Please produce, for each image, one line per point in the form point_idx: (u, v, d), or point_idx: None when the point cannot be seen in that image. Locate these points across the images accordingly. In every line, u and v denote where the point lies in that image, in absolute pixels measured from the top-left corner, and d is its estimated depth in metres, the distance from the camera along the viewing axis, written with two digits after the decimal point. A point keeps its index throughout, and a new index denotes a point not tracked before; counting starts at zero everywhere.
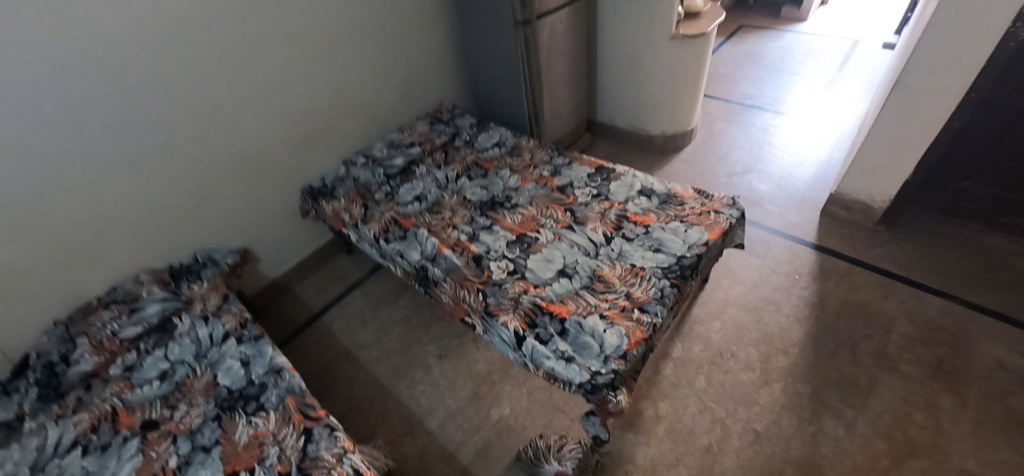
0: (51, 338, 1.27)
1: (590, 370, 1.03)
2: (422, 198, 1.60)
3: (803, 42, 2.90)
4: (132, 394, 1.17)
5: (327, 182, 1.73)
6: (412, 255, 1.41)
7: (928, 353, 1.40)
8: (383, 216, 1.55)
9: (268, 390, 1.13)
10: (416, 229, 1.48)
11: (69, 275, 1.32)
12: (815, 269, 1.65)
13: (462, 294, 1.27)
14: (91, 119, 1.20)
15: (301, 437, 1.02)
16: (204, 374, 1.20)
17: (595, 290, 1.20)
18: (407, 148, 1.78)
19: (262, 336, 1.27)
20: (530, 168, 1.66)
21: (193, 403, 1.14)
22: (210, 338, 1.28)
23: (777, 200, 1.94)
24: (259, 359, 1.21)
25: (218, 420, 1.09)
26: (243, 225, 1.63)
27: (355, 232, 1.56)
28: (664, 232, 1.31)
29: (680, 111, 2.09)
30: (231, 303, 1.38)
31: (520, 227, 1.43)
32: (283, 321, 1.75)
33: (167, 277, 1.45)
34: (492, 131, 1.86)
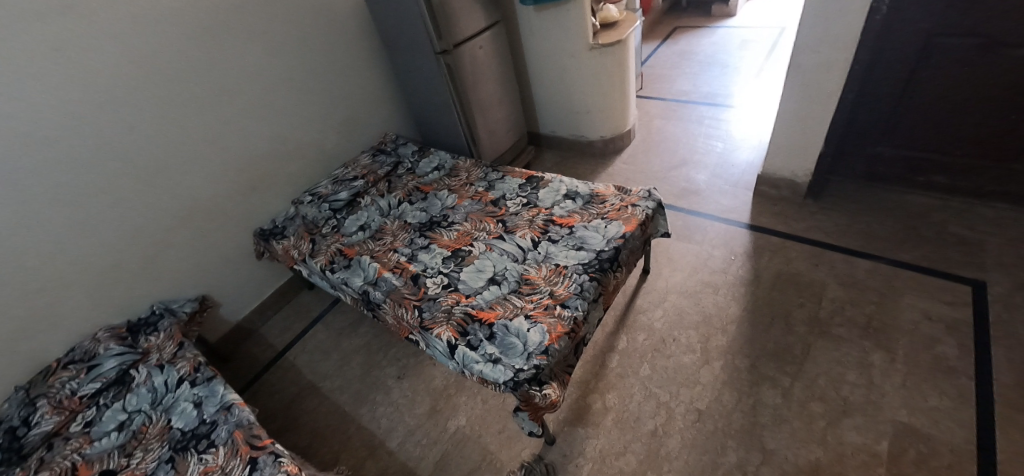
0: (13, 404, 1.33)
1: (514, 368, 1.09)
2: (366, 227, 1.68)
3: (733, 35, 3.04)
4: (91, 448, 1.22)
5: (278, 223, 1.81)
6: (355, 282, 1.48)
7: (858, 314, 1.45)
8: (329, 248, 1.63)
9: (219, 427, 1.19)
10: (359, 256, 1.56)
11: (25, 341, 1.38)
12: (749, 248, 1.72)
13: (401, 312, 1.34)
14: (33, 191, 1.28)
15: (247, 466, 1.07)
16: (159, 420, 1.26)
17: (522, 293, 1.26)
18: (352, 182, 1.87)
19: (214, 376, 1.33)
20: (467, 186, 1.75)
21: (149, 448, 1.19)
22: (166, 384, 1.34)
23: (713, 187, 2.02)
24: (211, 399, 1.27)
25: (171, 461, 1.14)
26: (199, 273, 1.70)
27: (306, 267, 1.64)
28: (586, 231, 1.39)
29: (613, 114, 2.19)
30: (186, 349, 1.44)
31: (455, 242, 1.50)
32: (250, 362, 1.80)
33: (125, 332, 1.52)
34: (432, 156, 1.96)
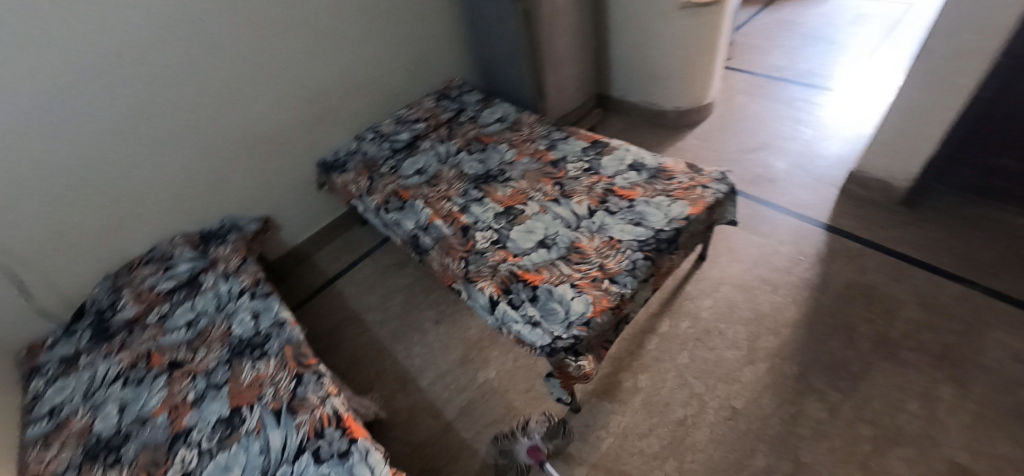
0: (104, 290, 1.50)
1: (553, 334, 1.08)
2: (422, 171, 1.69)
3: (848, 7, 2.67)
4: (165, 339, 1.36)
5: (340, 157, 1.86)
6: (407, 225, 1.50)
7: (933, 341, 1.31)
8: (385, 188, 1.65)
9: (272, 340, 1.28)
10: (413, 200, 1.57)
11: (113, 235, 1.52)
12: (821, 250, 1.59)
13: (448, 261, 1.35)
14: (125, 99, 1.37)
15: (293, 380, 1.16)
16: (221, 324, 1.37)
17: (570, 261, 1.23)
18: (414, 124, 1.86)
19: (271, 293, 1.43)
20: (528, 142, 1.70)
21: (211, 348, 1.31)
22: (229, 293, 1.45)
23: (792, 178, 1.85)
24: (267, 313, 1.36)
25: (229, 362, 1.26)
26: (264, 195, 1.79)
27: (362, 203, 1.68)
28: (647, 206, 1.32)
29: (693, 85, 2.02)
30: (249, 264, 1.55)
31: (509, 199, 1.48)
32: (302, 284, 1.92)
33: (197, 239, 1.64)
34: (496, 107, 1.91)
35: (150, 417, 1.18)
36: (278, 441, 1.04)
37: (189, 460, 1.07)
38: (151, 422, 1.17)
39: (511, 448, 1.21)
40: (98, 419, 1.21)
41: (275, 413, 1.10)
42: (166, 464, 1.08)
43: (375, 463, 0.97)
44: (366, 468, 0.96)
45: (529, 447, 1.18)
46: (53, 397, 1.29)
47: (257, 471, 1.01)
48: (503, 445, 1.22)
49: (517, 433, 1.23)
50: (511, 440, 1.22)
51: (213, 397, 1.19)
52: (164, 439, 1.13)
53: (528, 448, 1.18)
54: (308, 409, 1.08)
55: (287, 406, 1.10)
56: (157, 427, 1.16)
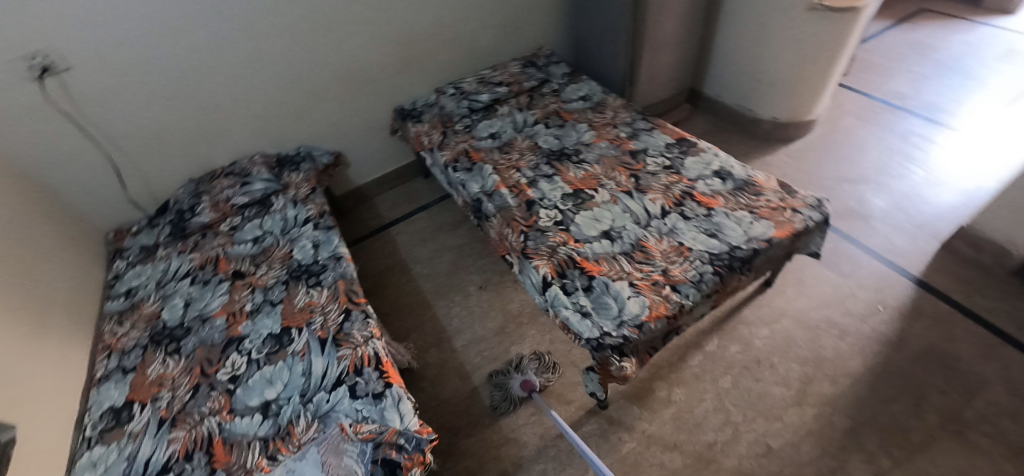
0: (186, 192, 1.59)
1: (602, 329, 1.05)
2: (496, 137, 1.66)
3: (1001, 40, 2.33)
4: (232, 249, 1.45)
5: (418, 106, 1.86)
6: (473, 187, 1.49)
7: (1017, 432, 1.16)
8: (457, 146, 1.64)
9: (328, 271, 1.33)
10: (482, 163, 1.55)
11: (202, 144, 1.61)
12: (904, 305, 1.44)
13: (507, 232, 1.33)
14: (231, 15, 1.41)
15: (341, 314, 1.20)
16: (284, 246, 1.44)
17: (633, 258, 1.18)
18: (495, 87, 1.82)
19: (333, 227, 1.47)
20: (609, 127, 1.62)
21: (272, 266, 1.38)
22: (295, 218, 1.51)
23: (888, 219, 1.68)
24: (326, 245, 1.41)
25: (286, 284, 1.32)
26: (340, 131, 1.83)
27: (431, 157, 1.69)
28: (727, 219, 1.23)
29: (799, 97, 1.84)
30: (317, 195, 1.60)
31: (580, 182, 1.43)
32: (360, 223, 1.98)
33: (274, 162, 1.70)
34: (582, 84, 1.83)
35: (210, 317, 1.27)
36: (320, 368, 1.09)
37: (238, 365, 1.15)
38: (210, 322, 1.26)
39: (507, 381, 1.35)
40: (166, 308, 1.32)
41: (321, 342, 1.15)
42: (218, 363, 1.16)
43: (405, 411, 0.99)
44: (396, 414, 0.99)
45: (523, 380, 1.32)
46: (130, 280, 1.43)
47: (298, 391, 1.07)
48: (500, 378, 1.37)
49: (513, 370, 1.38)
50: (505, 376, 1.37)
51: (268, 312, 1.25)
52: (220, 340, 1.21)
53: (522, 380, 1.33)
54: (351, 345, 1.12)
55: (332, 338, 1.15)
56: (215, 327, 1.24)
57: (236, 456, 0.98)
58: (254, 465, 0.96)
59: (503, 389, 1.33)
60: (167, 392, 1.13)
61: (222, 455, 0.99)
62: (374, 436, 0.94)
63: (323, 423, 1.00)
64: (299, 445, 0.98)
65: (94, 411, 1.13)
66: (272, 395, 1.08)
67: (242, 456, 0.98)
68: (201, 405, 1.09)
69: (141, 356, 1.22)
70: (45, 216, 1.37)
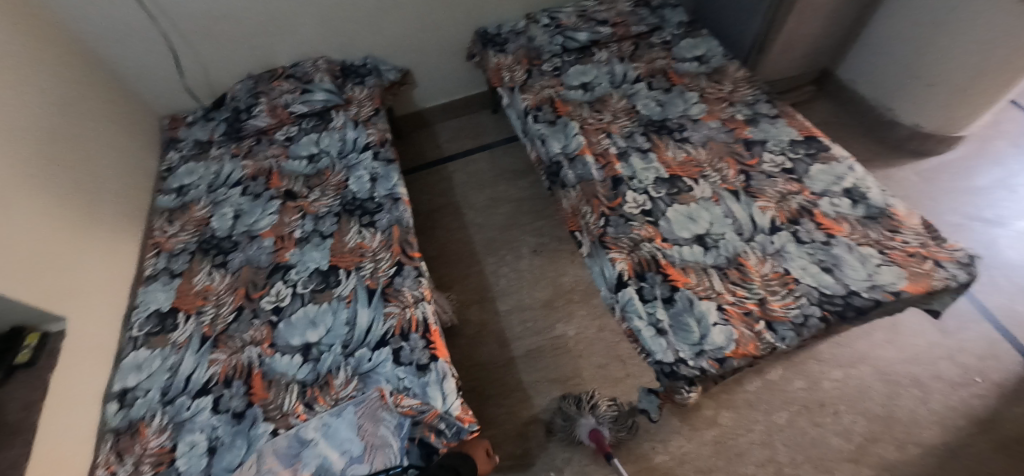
0: (244, 89, 1.49)
1: (677, 354, 0.92)
2: (588, 89, 1.44)
3: None
4: (286, 164, 1.38)
5: (502, 33, 1.62)
6: (552, 145, 1.31)
7: None
8: (542, 92, 1.44)
9: (383, 212, 1.22)
10: (568, 119, 1.36)
11: (263, 38, 1.46)
12: (1008, 383, 1.25)
13: (585, 210, 1.18)
14: None
15: (393, 267, 1.11)
16: (340, 172, 1.33)
17: (726, 276, 1.02)
18: (596, 26, 1.54)
19: (393, 161, 1.34)
20: (724, 103, 1.37)
21: (326, 192, 1.29)
22: (354, 142, 1.39)
23: (1018, 276, 1.42)
24: (384, 181, 1.29)
25: (338, 217, 1.23)
26: (411, 47, 1.64)
27: (509, 98, 1.50)
28: (848, 253, 1.02)
29: (958, 109, 1.49)
30: (379, 118, 1.46)
31: (678, 167, 1.23)
32: (418, 153, 1.86)
33: (338, 71, 1.54)
34: (700, 40, 1.53)
35: (258, 236, 1.23)
36: (365, 321, 1.03)
37: (283, 296, 1.11)
38: (258, 241, 1.22)
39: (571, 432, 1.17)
40: (216, 215, 1.29)
41: (369, 292, 1.07)
42: (262, 288, 1.13)
43: (448, 391, 0.92)
44: (438, 393, 0.91)
45: (592, 430, 1.14)
46: (183, 177, 1.40)
47: (340, 340, 1.02)
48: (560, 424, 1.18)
49: (572, 416, 1.18)
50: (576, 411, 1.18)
51: (317, 244, 1.19)
52: (266, 264, 1.18)
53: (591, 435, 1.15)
54: (400, 304, 1.04)
55: (381, 291, 1.07)
56: (263, 249, 1.21)
57: (273, 395, 0.97)
58: (290, 410, 0.94)
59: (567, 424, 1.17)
60: (211, 308, 1.12)
61: (260, 390, 0.98)
62: (414, 413, 0.90)
63: (362, 383, 0.95)
64: (336, 399, 0.94)
65: (142, 310, 1.14)
66: (313, 337, 1.04)
67: (279, 396, 0.96)
68: (243, 331, 1.07)
69: (189, 262, 1.21)
70: (99, 94, 1.30)
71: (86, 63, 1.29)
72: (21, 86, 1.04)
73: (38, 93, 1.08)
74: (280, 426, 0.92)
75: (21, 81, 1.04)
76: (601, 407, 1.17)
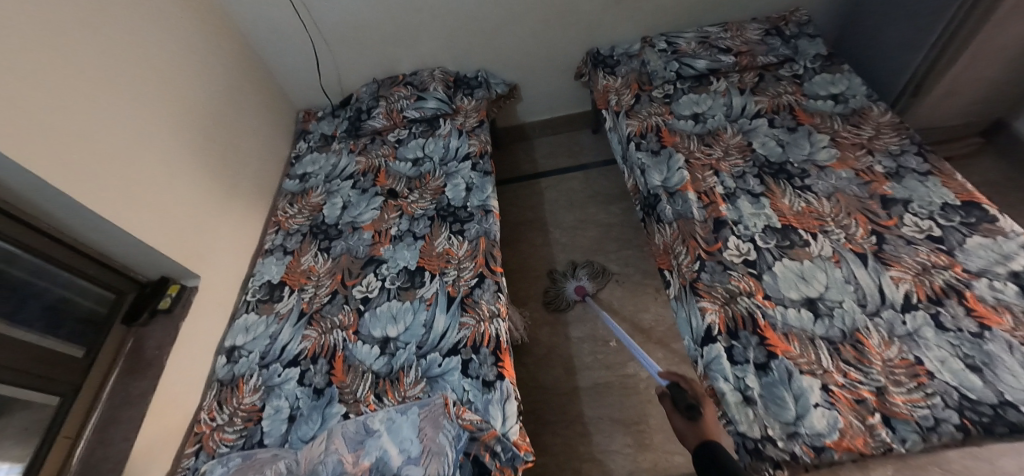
0: (368, 92, 1.64)
1: (764, 430, 0.82)
2: (699, 120, 1.36)
3: None
4: (393, 164, 1.49)
5: (615, 55, 1.60)
6: (652, 176, 1.26)
7: None
8: (650, 119, 1.39)
9: (473, 223, 1.26)
10: (673, 150, 1.29)
11: (390, 47, 1.60)
12: None
13: (679, 250, 1.11)
14: None
15: (474, 278, 1.13)
16: (439, 178, 1.40)
17: (839, 353, 0.89)
18: (718, 53, 1.45)
19: (489, 173, 1.38)
20: (861, 150, 1.20)
21: (424, 196, 1.37)
22: (456, 151, 1.46)
23: None
24: (477, 192, 1.33)
25: (431, 221, 1.30)
26: (522, 62, 1.69)
27: (614, 122, 1.47)
28: (1009, 353, 0.82)
29: None
30: (482, 130, 1.51)
31: (795, 217, 1.10)
32: (514, 166, 1.90)
33: (451, 81, 1.63)
34: (841, 76, 1.36)
35: (359, 228, 1.34)
36: (441, 327, 1.07)
37: (373, 287, 1.19)
38: (359, 233, 1.33)
39: (562, 287, 1.49)
40: (328, 204, 1.43)
41: (448, 299, 1.11)
42: (357, 277, 1.23)
43: (509, 413, 0.93)
44: (499, 413, 0.93)
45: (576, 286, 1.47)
46: (307, 165, 1.57)
47: (415, 340, 1.07)
48: (556, 280, 1.52)
49: (564, 277, 1.52)
50: (561, 281, 1.51)
51: (409, 243, 1.26)
52: (363, 255, 1.27)
53: (577, 284, 1.48)
54: (476, 316, 1.06)
55: (460, 299, 1.10)
56: (362, 240, 1.31)
57: (350, 380, 1.04)
58: (362, 397, 1.00)
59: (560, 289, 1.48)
60: (311, 287, 1.24)
61: (340, 373, 1.06)
62: (473, 428, 0.89)
63: (430, 386, 0.99)
64: (404, 396, 0.99)
65: (257, 278, 1.30)
66: (393, 333, 1.09)
67: (356, 382, 1.03)
68: (335, 314, 1.16)
69: (300, 242, 1.36)
70: (253, 87, 1.53)
71: (248, 61, 1.53)
72: (188, 79, 1.26)
73: (202, 85, 1.30)
74: (351, 410, 0.99)
75: (188, 75, 1.26)
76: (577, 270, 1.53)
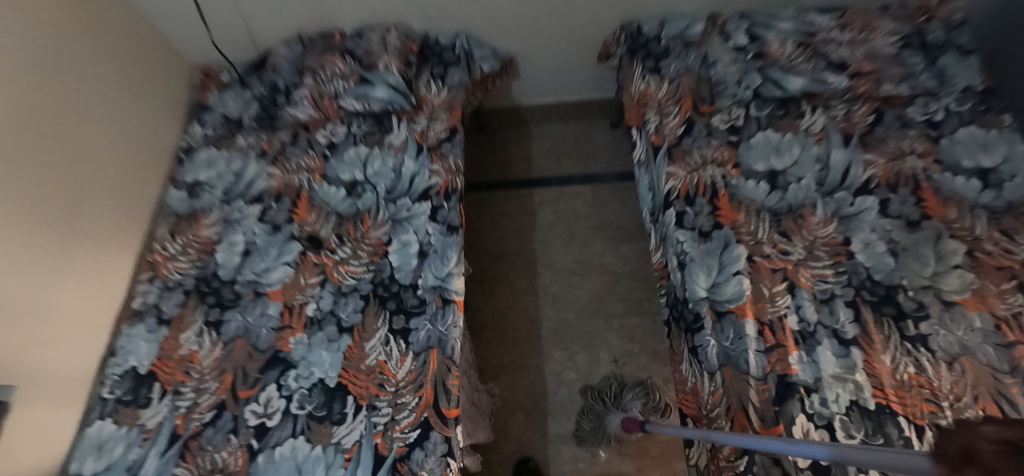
0: (290, 57, 1.13)
1: None
2: (776, 184, 0.90)
3: None
4: (320, 187, 1.02)
5: (664, 38, 1.06)
6: (694, 277, 0.84)
7: None
8: (704, 170, 0.92)
9: (423, 320, 0.86)
10: (729, 235, 0.85)
11: None
12: None
13: (716, 419, 0.77)
14: None
15: (416, 429, 0.77)
16: (382, 223, 0.96)
17: None
18: (824, 70, 0.96)
19: (455, 230, 0.93)
20: (1013, 281, 0.79)
21: (357, 256, 0.94)
22: (410, 180, 0.99)
23: None
24: (436, 262, 0.90)
25: (365, 302, 0.89)
26: (525, 31, 1.15)
27: (649, 159, 0.99)
28: None
29: None
30: (452, 145, 1.03)
31: (895, 392, 0.74)
32: (501, 165, 1.45)
33: (414, 53, 1.09)
34: (1002, 134, 0.89)
35: (263, 296, 0.94)
36: None
37: (275, 409, 0.83)
38: (262, 304, 0.93)
39: (603, 419, 1.10)
40: (224, 244, 1.00)
41: (375, 459, 0.76)
42: (252, 387, 0.86)
43: None
44: None
45: (625, 421, 1.07)
46: (201, 169, 1.10)
47: None
48: (595, 407, 1.12)
49: (608, 402, 1.12)
50: (603, 406, 1.12)
51: (331, 339, 0.87)
52: (264, 349, 0.89)
53: (626, 417, 1.08)
54: None
55: (391, 463, 0.75)
56: (267, 318, 0.92)
57: None
58: None
59: (599, 424, 1.10)
60: (191, 392, 0.88)
61: None
62: None
63: None
64: None
65: (119, 361, 0.92)
66: None
67: None
68: (218, 449, 0.82)
69: (181, 306, 0.96)
70: (96, 42, 0.98)
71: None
72: None
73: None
74: None
75: None
76: (629, 394, 1.12)
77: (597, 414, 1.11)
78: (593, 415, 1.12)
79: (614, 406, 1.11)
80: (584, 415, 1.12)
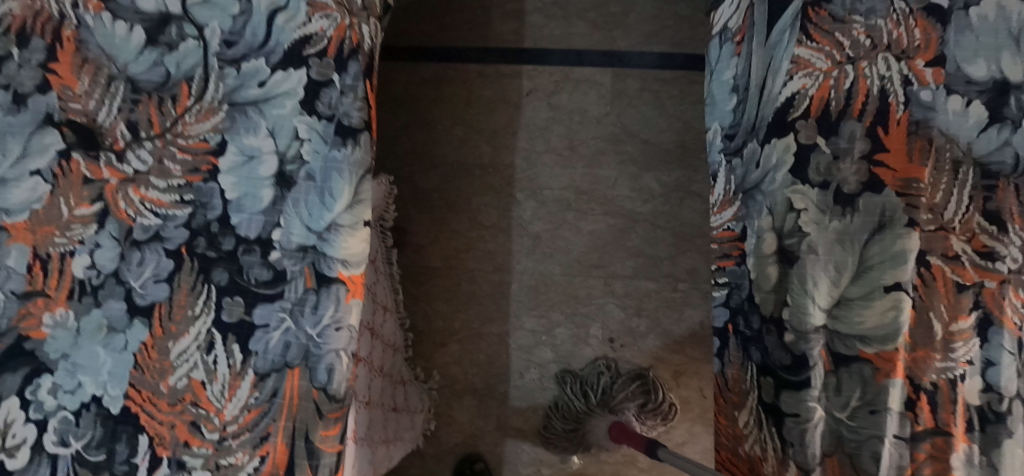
0: None
1: None
2: (998, 113, 0.42)
3: None
4: (95, 22, 0.51)
5: None
6: (806, 279, 0.44)
7: None
8: (867, 61, 0.44)
9: (278, 310, 0.45)
10: (897, 202, 0.42)
11: None
12: None
13: None
14: None
15: None
16: (211, 106, 0.48)
17: None
18: None
19: (356, 133, 0.47)
20: None
21: (163, 173, 0.48)
22: (270, 20, 0.48)
23: None
24: (312, 199, 0.46)
25: (176, 265, 0.47)
26: None
27: (747, 30, 0.54)
28: None
29: None
30: None
31: None
32: (480, 24, 0.98)
33: None
34: None
35: None
36: None
37: (19, 443, 0.44)
38: None
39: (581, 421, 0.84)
40: None
41: None
42: None
43: None
44: None
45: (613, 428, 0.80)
46: None
47: None
48: (573, 404, 0.85)
49: (590, 400, 0.84)
50: (584, 404, 0.85)
51: (113, 329, 0.46)
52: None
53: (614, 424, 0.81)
54: None
55: None
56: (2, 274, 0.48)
57: None
58: None
59: (577, 426, 0.84)
60: None
61: None
62: None
63: None
64: None
65: None
66: None
67: None
68: None
69: None
70: None
71: None
72: None
73: None
74: None
75: None
76: (622, 391, 0.83)
77: (575, 413, 0.85)
78: (569, 414, 0.85)
79: (600, 406, 0.84)
80: (558, 412, 0.86)
